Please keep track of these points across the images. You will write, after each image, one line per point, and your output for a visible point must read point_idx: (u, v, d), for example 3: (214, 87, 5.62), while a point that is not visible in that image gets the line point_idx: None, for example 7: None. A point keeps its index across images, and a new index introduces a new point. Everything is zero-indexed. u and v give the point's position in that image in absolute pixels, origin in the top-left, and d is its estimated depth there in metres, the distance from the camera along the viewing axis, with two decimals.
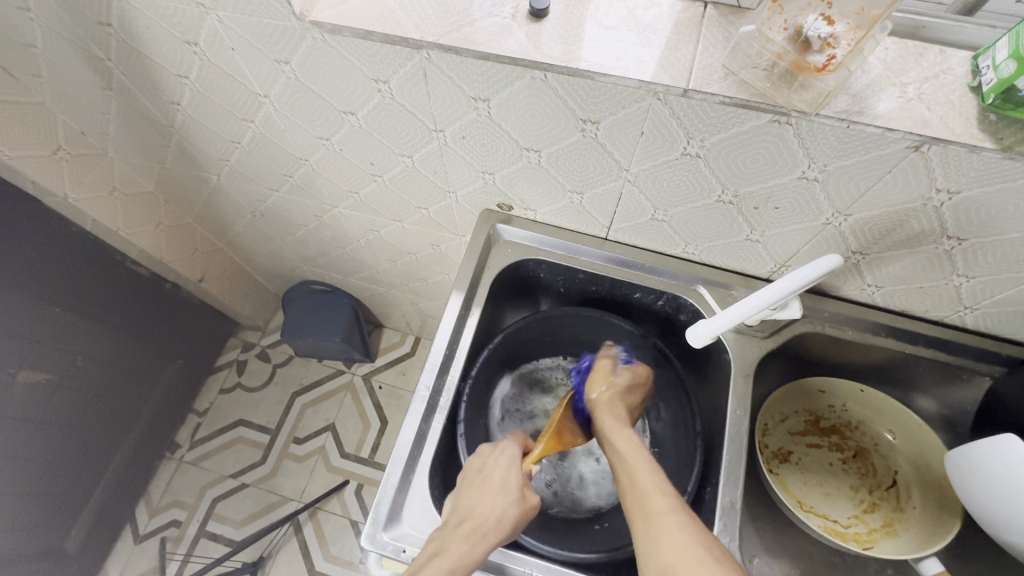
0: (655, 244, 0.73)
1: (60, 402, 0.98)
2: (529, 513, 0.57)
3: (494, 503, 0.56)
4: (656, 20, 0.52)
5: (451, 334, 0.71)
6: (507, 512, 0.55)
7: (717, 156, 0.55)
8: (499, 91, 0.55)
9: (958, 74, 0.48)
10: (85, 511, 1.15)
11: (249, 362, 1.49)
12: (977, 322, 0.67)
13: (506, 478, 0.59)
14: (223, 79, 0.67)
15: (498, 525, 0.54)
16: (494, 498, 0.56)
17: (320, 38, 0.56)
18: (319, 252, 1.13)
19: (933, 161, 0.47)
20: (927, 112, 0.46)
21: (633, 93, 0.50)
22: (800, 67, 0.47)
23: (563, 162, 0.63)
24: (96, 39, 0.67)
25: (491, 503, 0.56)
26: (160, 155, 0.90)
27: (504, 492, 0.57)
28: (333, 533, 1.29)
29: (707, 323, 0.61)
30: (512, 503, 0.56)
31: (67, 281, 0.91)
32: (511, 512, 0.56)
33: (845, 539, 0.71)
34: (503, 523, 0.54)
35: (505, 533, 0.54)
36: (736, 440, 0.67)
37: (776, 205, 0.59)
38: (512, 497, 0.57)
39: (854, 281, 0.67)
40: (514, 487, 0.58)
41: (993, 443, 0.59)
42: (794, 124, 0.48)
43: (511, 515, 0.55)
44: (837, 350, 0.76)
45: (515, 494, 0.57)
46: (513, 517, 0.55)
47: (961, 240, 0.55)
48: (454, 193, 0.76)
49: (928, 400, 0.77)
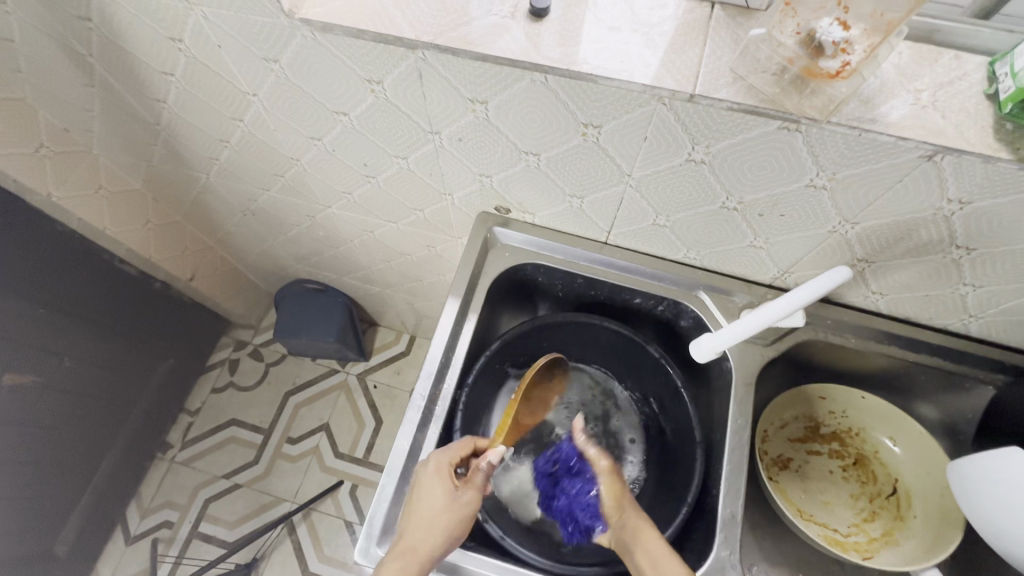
0: (656, 248, 0.72)
1: (46, 404, 0.95)
2: (463, 511, 0.58)
3: (423, 517, 0.56)
4: (661, 21, 0.50)
5: (447, 341, 0.70)
6: (436, 521, 0.56)
7: (722, 162, 0.53)
8: (498, 93, 0.53)
9: (975, 80, 0.46)
10: (74, 514, 1.13)
11: (242, 360, 1.46)
12: (981, 331, 0.66)
13: (435, 487, 0.58)
14: (210, 76, 0.65)
15: (428, 538, 0.55)
16: (422, 511, 0.56)
17: (310, 36, 0.53)
18: (312, 251, 1.10)
19: (947, 170, 0.46)
20: (941, 120, 0.45)
21: (637, 97, 0.48)
22: (812, 72, 0.45)
23: (561, 165, 0.61)
24: (77, 33, 0.64)
25: (420, 517, 0.56)
26: (147, 152, 0.87)
27: (434, 501, 0.57)
28: (327, 534, 1.28)
29: (711, 338, 0.59)
30: (440, 512, 0.56)
31: (53, 281, 0.88)
32: (438, 521, 0.56)
33: (844, 548, 0.70)
34: (434, 534, 0.55)
35: (439, 542, 0.55)
36: (737, 451, 0.65)
37: (782, 212, 0.57)
38: (440, 508, 0.56)
39: (858, 288, 0.66)
40: (441, 497, 0.57)
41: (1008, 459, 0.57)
42: (804, 131, 0.46)
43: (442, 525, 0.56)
44: (839, 356, 0.74)
45: (443, 505, 0.57)
46: (443, 525, 0.56)
47: (970, 250, 0.54)
48: (450, 195, 0.74)
49: (929, 407, 0.77)
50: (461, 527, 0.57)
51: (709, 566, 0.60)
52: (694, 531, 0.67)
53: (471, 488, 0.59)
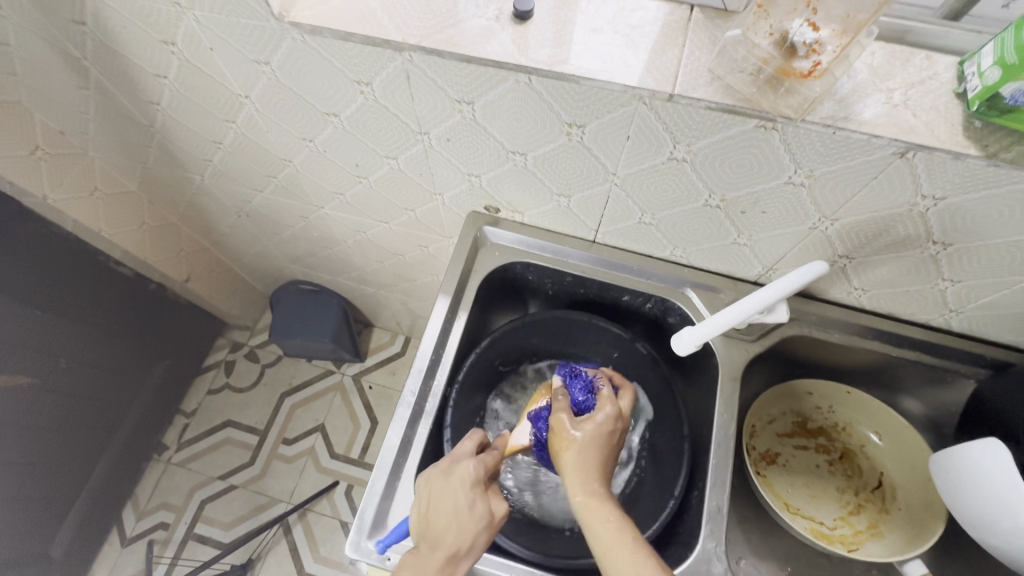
0: (643, 246, 0.73)
1: (41, 405, 0.96)
2: (499, 523, 0.57)
3: (462, 528, 0.54)
4: (642, 22, 0.51)
5: (437, 338, 0.71)
6: (477, 534, 0.55)
7: (703, 160, 0.54)
8: (484, 93, 0.54)
9: (944, 79, 0.47)
10: (70, 515, 1.13)
11: (237, 362, 1.47)
12: (962, 325, 0.67)
13: (473, 499, 0.56)
14: (203, 79, 0.66)
15: (468, 549, 0.54)
16: (462, 522, 0.54)
17: (300, 39, 0.54)
18: (307, 252, 1.11)
19: (919, 167, 0.47)
20: (912, 119, 0.46)
21: (618, 97, 0.50)
22: (786, 72, 0.46)
23: (548, 164, 0.62)
24: (71, 37, 0.65)
25: (459, 528, 0.54)
26: (142, 154, 0.88)
27: (474, 514, 0.55)
28: (322, 534, 1.28)
29: (692, 330, 0.60)
30: (481, 525, 0.55)
31: (48, 283, 0.89)
32: (480, 535, 0.55)
33: (831, 541, 0.71)
34: (475, 545, 0.54)
35: (478, 551, 0.55)
36: (723, 444, 0.66)
37: (763, 209, 0.58)
38: (480, 521, 0.55)
39: (841, 284, 0.67)
40: (481, 511, 0.55)
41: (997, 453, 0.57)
42: (780, 129, 0.48)
43: (482, 536, 0.55)
44: (823, 352, 0.76)
45: (483, 516, 0.55)
46: (482, 537, 0.55)
47: (946, 245, 0.55)
48: (440, 195, 0.75)
49: (914, 401, 0.78)
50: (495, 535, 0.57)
51: (696, 558, 0.61)
52: (682, 524, 0.68)
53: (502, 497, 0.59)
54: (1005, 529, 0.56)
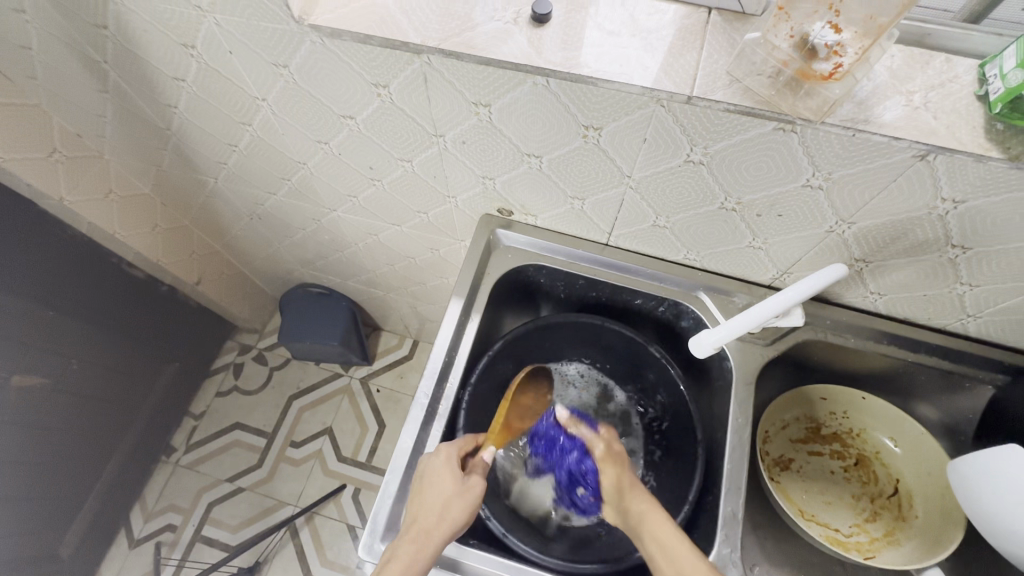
0: (656, 250, 0.73)
1: (53, 405, 0.97)
2: (475, 497, 0.57)
3: (435, 502, 0.56)
4: (660, 26, 0.51)
5: (450, 341, 0.70)
6: (449, 507, 0.56)
7: (720, 163, 0.54)
8: (500, 96, 0.55)
9: (965, 82, 0.47)
10: (79, 516, 1.13)
11: (246, 364, 1.47)
12: (980, 331, 0.67)
13: (445, 476, 0.58)
14: (220, 82, 0.66)
15: (441, 524, 0.55)
16: (434, 498, 0.56)
17: (318, 41, 0.55)
18: (317, 255, 1.12)
19: (940, 169, 0.47)
20: (933, 121, 0.46)
21: (636, 100, 0.50)
22: (806, 74, 0.47)
23: (563, 167, 0.62)
24: (92, 41, 0.66)
25: (431, 503, 0.56)
26: (157, 157, 0.89)
27: (446, 489, 0.57)
28: (330, 538, 1.28)
29: (710, 333, 0.59)
30: (453, 497, 0.56)
31: (63, 284, 0.90)
32: (452, 506, 0.56)
33: (846, 548, 0.70)
34: (447, 522, 0.55)
35: (452, 529, 0.55)
36: (737, 449, 0.66)
37: (779, 212, 0.58)
38: (451, 493, 0.57)
39: (857, 289, 0.67)
40: (452, 485, 0.57)
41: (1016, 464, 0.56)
42: (799, 132, 0.48)
43: (455, 511, 0.56)
44: (839, 357, 0.75)
45: (453, 491, 0.57)
46: (456, 510, 0.56)
47: (966, 249, 0.55)
48: (453, 197, 0.75)
49: (930, 407, 0.77)
50: (472, 514, 0.57)
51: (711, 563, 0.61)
52: (696, 530, 0.68)
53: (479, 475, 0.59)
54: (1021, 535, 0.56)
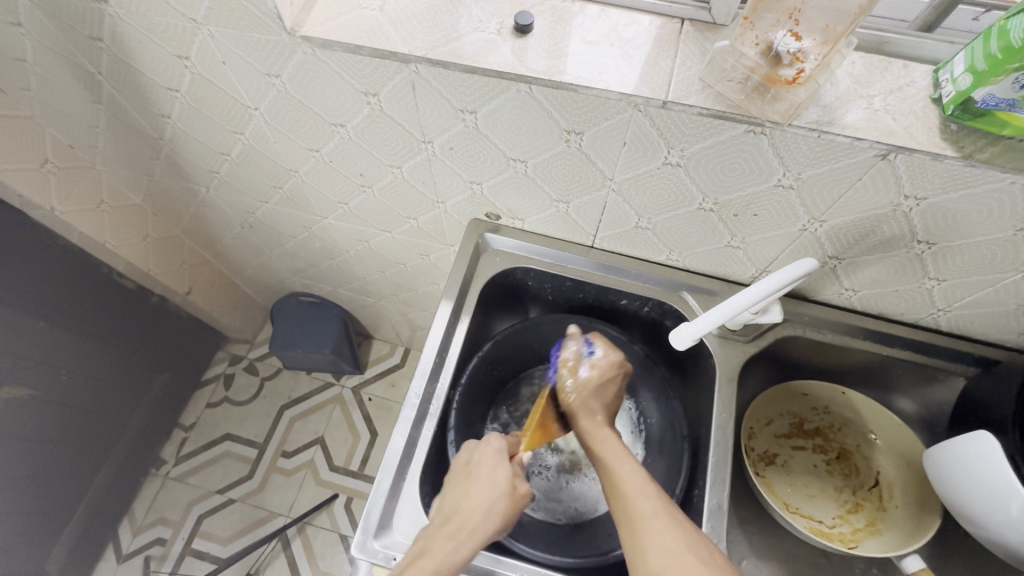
0: (640, 251, 0.75)
1: (41, 416, 0.96)
2: (521, 503, 0.58)
3: (481, 499, 0.56)
4: (636, 35, 0.54)
5: (440, 342, 0.72)
6: (495, 506, 0.56)
7: (696, 165, 0.57)
8: (485, 103, 0.57)
9: (921, 86, 0.50)
10: (66, 531, 1.12)
11: (237, 375, 1.47)
12: (950, 324, 0.69)
13: (495, 471, 0.59)
14: (213, 92, 0.68)
15: (484, 521, 0.54)
16: (482, 492, 0.57)
17: (310, 52, 0.57)
18: (308, 263, 1.13)
19: (901, 168, 0.50)
20: (892, 122, 0.49)
21: (615, 105, 0.52)
22: (772, 80, 0.49)
23: (547, 171, 0.64)
24: (87, 54, 0.68)
25: (477, 498, 0.56)
26: (149, 167, 0.90)
27: (495, 486, 0.57)
28: (322, 548, 1.27)
29: (689, 325, 0.61)
30: (501, 497, 0.57)
31: (54, 294, 0.91)
32: (498, 504, 0.56)
33: (830, 539, 0.72)
34: (492, 516, 0.55)
35: (495, 528, 0.55)
36: (722, 443, 0.68)
37: (754, 212, 0.61)
38: (502, 489, 0.57)
39: (832, 285, 0.69)
40: (502, 482, 0.58)
41: (985, 447, 0.59)
42: (768, 134, 0.50)
43: (500, 509, 0.56)
44: (818, 353, 0.78)
45: (506, 487, 0.57)
46: (501, 511, 0.56)
47: (931, 244, 0.57)
48: (442, 203, 0.77)
49: (907, 400, 0.80)
50: (514, 518, 0.57)
51: None
52: None
53: (525, 480, 0.60)
54: (987, 500, 0.58)
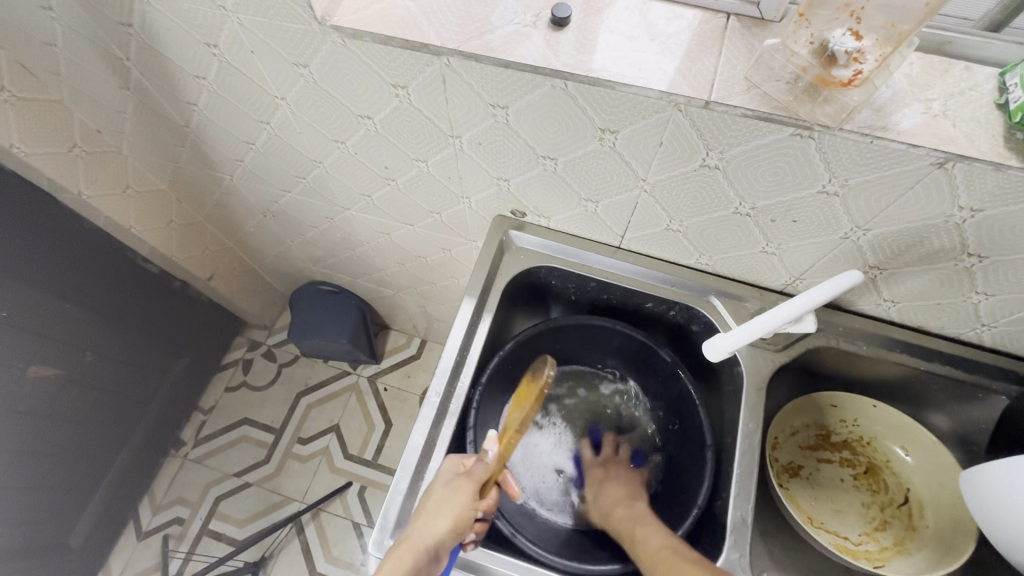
0: (669, 253, 0.73)
1: (68, 397, 0.98)
2: (459, 503, 0.57)
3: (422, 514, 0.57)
4: (678, 30, 0.51)
5: (462, 340, 0.71)
6: (434, 515, 0.56)
7: (736, 168, 0.54)
8: (518, 98, 0.55)
9: (985, 90, 0.47)
10: (89, 508, 1.15)
11: (255, 360, 1.48)
12: (994, 340, 0.66)
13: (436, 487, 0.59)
14: (240, 80, 0.67)
15: (424, 531, 0.56)
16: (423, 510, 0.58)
17: (339, 42, 0.56)
18: (328, 253, 1.13)
19: (958, 177, 0.47)
20: (952, 129, 0.46)
21: (654, 104, 0.50)
22: (825, 81, 0.47)
23: (578, 170, 0.62)
24: (115, 38, 0.67)
25: (419, 514, 0.58)
26: (175, 154, 0.90)
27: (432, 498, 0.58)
28: (335, 534, 1.29)
29: (724, 337, 0.60)
30: (438, 507, 0.57)
31: (81, 277, 0.91)
32: (435, 512, 0.57)
33: (855, 556, 0.70)
34: (430, 528, 0.56)
35: (434, 534, 0.55)
36: (748, 454, 0.66)
37: (794, 219, 0.58)
38: (438, 500, 0.58)
39: (870, 296, 0.67)
40: (438, 493, 0.58)
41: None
42: (817, 138, 0.48)
43: (439, 517, 0.56)
44: (850, 365, 0.75)
45: (440, 496, 0.58)
46: (438, 518, 0.56)
47: (982, 258, 0.54)
48: (467, 198, 0.76)
49: (942, 417, 0.76)
50: (457, 521, 0.56)
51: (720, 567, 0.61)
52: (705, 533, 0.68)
53: (468, 483, 0.59)
54: None
